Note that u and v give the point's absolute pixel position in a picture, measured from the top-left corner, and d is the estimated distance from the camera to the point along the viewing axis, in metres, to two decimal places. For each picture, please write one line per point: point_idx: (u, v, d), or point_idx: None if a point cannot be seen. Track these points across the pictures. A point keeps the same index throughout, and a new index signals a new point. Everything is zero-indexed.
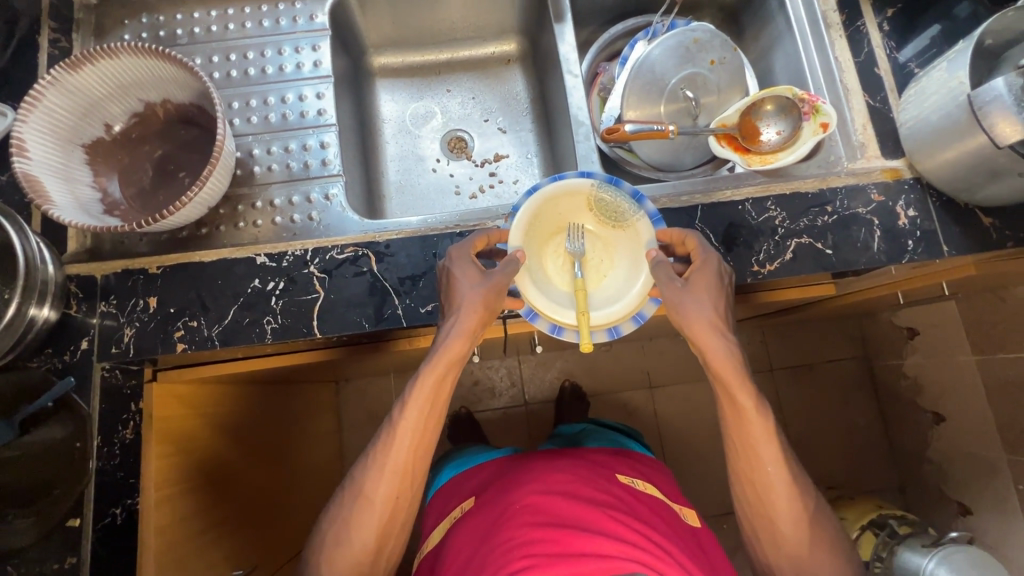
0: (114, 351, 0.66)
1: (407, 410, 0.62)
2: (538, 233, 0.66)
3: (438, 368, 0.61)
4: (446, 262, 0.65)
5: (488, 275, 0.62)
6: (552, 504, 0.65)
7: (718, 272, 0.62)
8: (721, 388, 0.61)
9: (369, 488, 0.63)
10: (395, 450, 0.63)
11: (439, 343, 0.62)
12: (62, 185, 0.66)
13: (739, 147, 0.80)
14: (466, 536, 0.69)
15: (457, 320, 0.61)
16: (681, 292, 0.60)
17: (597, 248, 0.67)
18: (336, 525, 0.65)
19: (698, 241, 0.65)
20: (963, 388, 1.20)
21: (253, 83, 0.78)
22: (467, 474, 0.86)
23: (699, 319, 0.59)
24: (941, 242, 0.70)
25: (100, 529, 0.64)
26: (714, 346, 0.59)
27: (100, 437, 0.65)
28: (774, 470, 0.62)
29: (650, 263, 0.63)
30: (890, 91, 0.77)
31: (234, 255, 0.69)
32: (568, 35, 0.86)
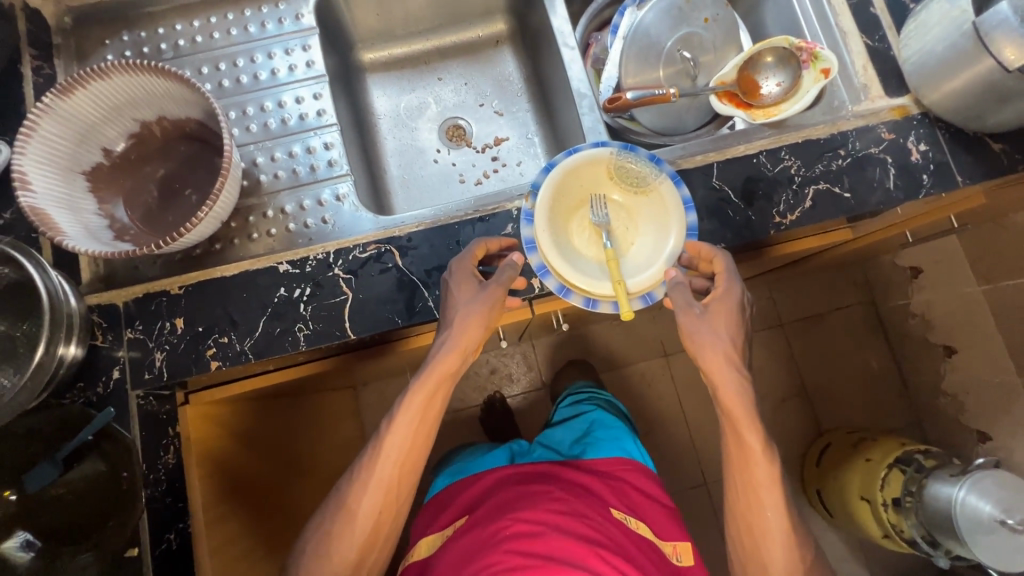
0: (147, 377, 0.65)
1: (392, 429, 0.63)
2: (562, 207, 0.66)
3: (428, 384, 0.62)
4: (446, 274, 0.65)
5: (485, 284, 0.62)
6: (543, 534, 0.68)
7: (738, 304, 0.63)
8: (726, 422, 0.61)
9: (352, 501, 0.64)
10: (380, 466, 0.63)
11: (428, 359, 0.61)
12: (69, 216, 0.65)
13: (741, 103, 0.80)
14: (454, 554, 0.71)
15: (452, 332, 0.61)
16: (700, 320, 0.61)
17: (621, 217, 0.67)
18: (317, 536, 0.65)
19: (726, 263, 0.64)
20: (973, 318, 1.22)
21: (247, 90, 0.76)
22: (464, 484, 0.84)
23: (715, 347, 0.60)
24: (955, 173, 0.71)
25: (158, 556, 0.63)
26: (725, 380, 0.60)
27: (145, 465, 0.65)
28: (773, 513, 0.61)
29: (668, 283, 0.63)
30: (888, 29, 0.77)
31: (254, 266, 0.67)
32: (560, 8, 0.85)
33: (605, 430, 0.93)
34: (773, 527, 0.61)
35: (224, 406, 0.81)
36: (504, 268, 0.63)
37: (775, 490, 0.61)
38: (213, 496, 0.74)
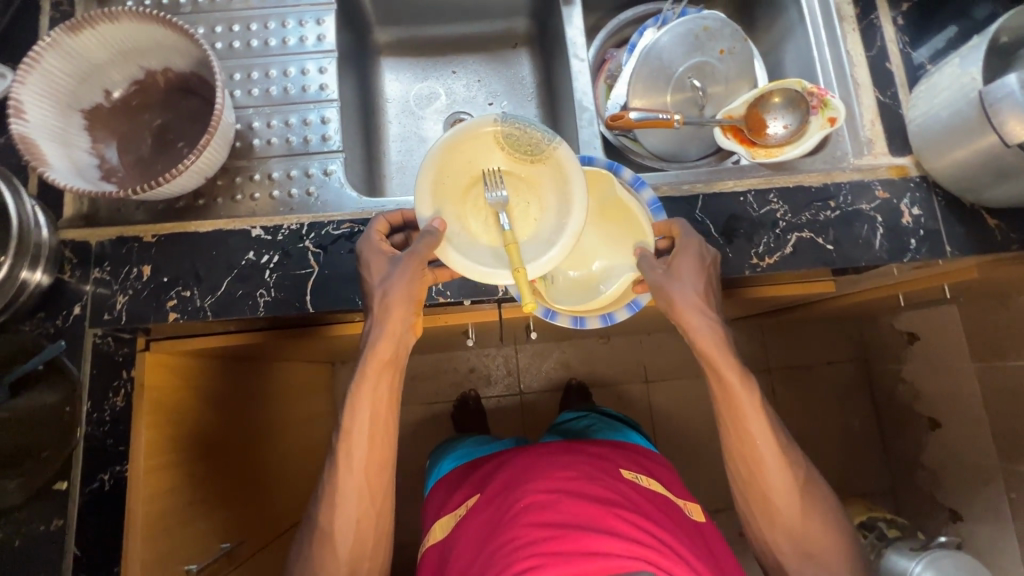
0: (106, 317, 0.66)
1: (354, 423, 0.61)
2: (450, 190, 0.57)
3: (373, 369, 0.60)
4: (362, 264, 0.63)
5: (394, 261, 0.60)
6: (556, 504, 0.66)
7: (698, 257, 0.63)
8: (707, 367, 0.62)
9: (336, 498, 0.62)
10: (351, 457, 0.61)
11: (366, 348, 0.61)
12: (58, 149, 0.66)
13: (745, 140, 0.79)
14: (470, 535, 0.70)
15: (382, 325, 0.60)
16: (663, 276, 0.60)
17: (521, 191, 0.58)
18: (313, 536, 0.62)
19: (681, 228, 0.65)
20: (961, 395, 1.19)
21: (256, 55, 0.77)
22: (471, 468, 0.87)
23: (685, 299, 0.60)
24: (945, 242, 0.69)
25: (88, 493, 0.65)
26: (697, 327, 0.60)
27: (90, 403, 0.66)
28: (764, 444, 0.62)
29: (637, 261, 0.63)
30: (901, 87, 0.75)
31: (229, 226, 0.68)
32: (577, 18, 0.84)
33: (611, 426, 0.95)
34: (763, 451, 0.62)
35: (195, 360, 0.80)
36: (421, 237, 0.54)
37: (759, 424, 0.62)
38: (167, 442, 0.73)
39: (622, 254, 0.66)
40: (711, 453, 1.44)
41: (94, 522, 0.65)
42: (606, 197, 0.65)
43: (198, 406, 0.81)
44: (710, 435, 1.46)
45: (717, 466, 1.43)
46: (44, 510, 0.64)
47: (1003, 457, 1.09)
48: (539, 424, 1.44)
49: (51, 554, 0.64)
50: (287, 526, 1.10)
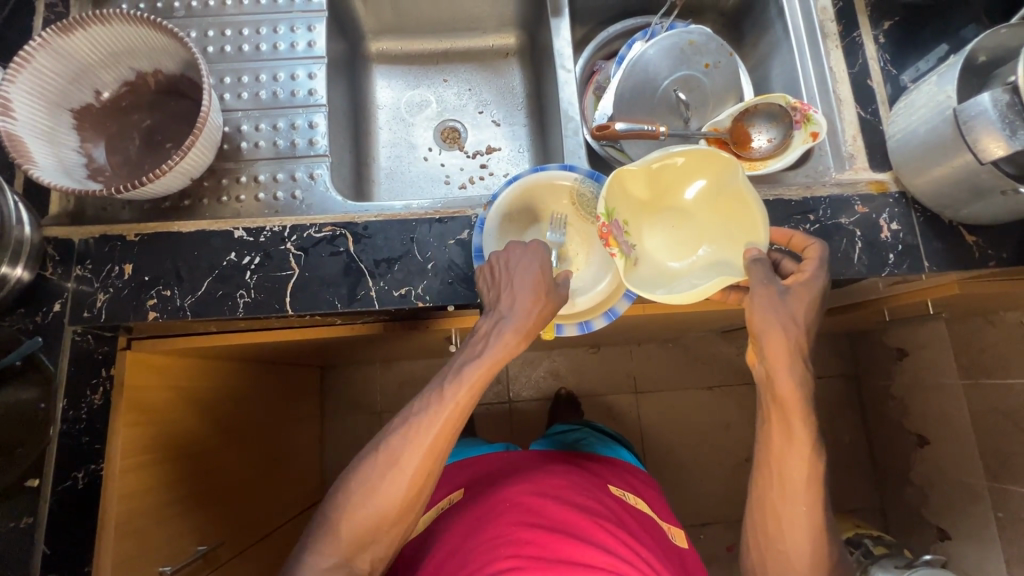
0: (85, 315, 0.66)
1: (458, 392, 0.59)
2: (517, 220, 0.70)
3: (495, 361, 0.59)
4: (524, 249, 0.63)
5: (559, 282, 0.63)
6: (541, 509, 0.66)
7: (817, 294, 0.60)
8: (775, 412, 0.58)
9: (404, 459, 0.59)
10: (438, 428, 0.59)
11: (497, 331, 0.59)
12: (46, 147, 0.67)
13: (729, 152, 0.79)
14: (452, 528, 0.69)
15: (528, 316, 0.60)
16: (775, 299, 0.57)
17: (575, 239, 0.71)
18: (361, 489, 0.59)
19: (819, 251, 0.62)
20: (950, 412, 1.19)
21: (247, 59, 0.78)
22: (457, 466, 0.86)
23: (780, 333, 0.56)
24: (923, 258, 0.70)
25: (60, 491, 0.65)
26: (785, 370, 0.56)
27: (66, 400, 0.66)
28: (807, 509, 0.59)
29: (747, 260, 0.60)
30: (881, 104, 0.76)
31: (211, 227, 0.69)
32: (565, 31, 0.85)
33: (603, 442, 0.93)
34: (801, 515, 0.58)
35: (186, 362, 0.80)
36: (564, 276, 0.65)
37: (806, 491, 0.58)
38: (146, 442, 0.73)
39: (731, 251, 0.63)
40: (699, 465, 1.44)
41: (64, 521, 0.65)
42: (727, 185, 0.63)
43: (182, 408, 0.81)
44: (698, 447, 1.45)
45: (704, 479, 1.43)
46: (14, 507, 0.64)
47: (990, 476, 1.09)
48: (527, 432, 1.43)
49: (20, 550, 0.64)
50: (270, 530, 1.09)
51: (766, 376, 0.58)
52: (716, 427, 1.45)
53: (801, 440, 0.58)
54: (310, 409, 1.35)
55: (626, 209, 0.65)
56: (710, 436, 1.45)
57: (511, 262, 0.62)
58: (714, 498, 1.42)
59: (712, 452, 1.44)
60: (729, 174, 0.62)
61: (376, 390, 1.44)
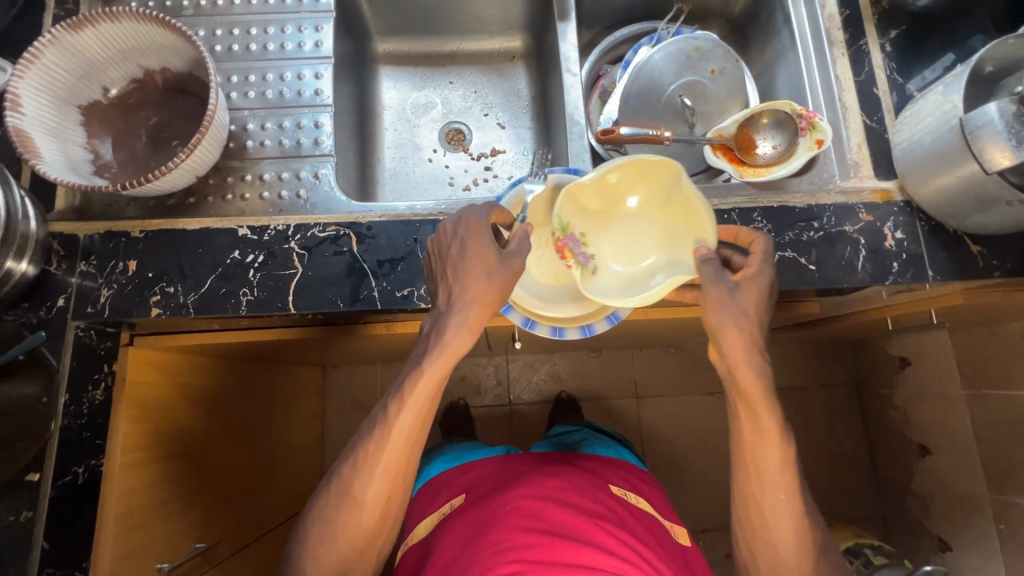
0: (89, 310, 0.66)
1: (404, 407, 0.58)
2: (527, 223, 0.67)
3: (438, 366, 0.56)
4: (461, 231, 0.58)
5: (503, 254, 0.57)
6: (543, 512, 0.66)
7: (767, 288, 0.59)
8: (741, 405, 0.58)
9: (359, 487, 0.59)
10: (388, 449, 0.58)
11: (437, 336, 0.56)
12: (53, 143, 0.67)
13: (734, 158, 0.79)
14: (455, 533, 0.69)
15: (467, 313, 0.56)
16: (729, 297, 0.56)
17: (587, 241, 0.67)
18: (323, 522, 0.60)
19: (764, 246, 0.62)
20: (952, 422, 1.18)
21: (254, 58, 0.78)
22: (458, 470, 0.86)
23: (737, 327, 0.56)
24: (927, 266, 0.70)
25: (60, 486, 0.66)
26: (744, 364, 0.56)
27: (67, 395, 0.67)
28: (784, 497, 0.59)
29: (697, 261, 0.57)
30: (887, 112, 0.76)
31: (216, 225, 0.69)
32: (571, 34, 0.85)
33: (604, 442, 0.93)
34: (781, 504, 0.59)
35: (186, 359, 0.81)
36: (519, 242, 0.58)
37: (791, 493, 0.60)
38: (147, 439, 0.73)
39: (682, 256, 0.59)
40: (700, 471, 1.43)
41: (64, 516, 0.65)
42: (671, 189, 0.59)
43: (183, 405, 0.81)
44: (698, 453, 1.44)
45: (705, 485, 1.42)
46: (14, 502, 0.64)
47: (992, 487, 1.09)
48: (527, 435, 1.43)
49: (19, 545, 0.64)
50: (268, 529, 1.09)
51: (727, 370, 0.58)
52: (717, 434, 1.45)
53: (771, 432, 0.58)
54: (310, 408, 1.35)
55: (576, 217, 0.61)
56: (711, 443, 1.44)
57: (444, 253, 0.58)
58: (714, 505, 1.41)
59: (713, 459, 1.43)
60: (672, 178, 0.58)
61: (377, 390, 1.44)
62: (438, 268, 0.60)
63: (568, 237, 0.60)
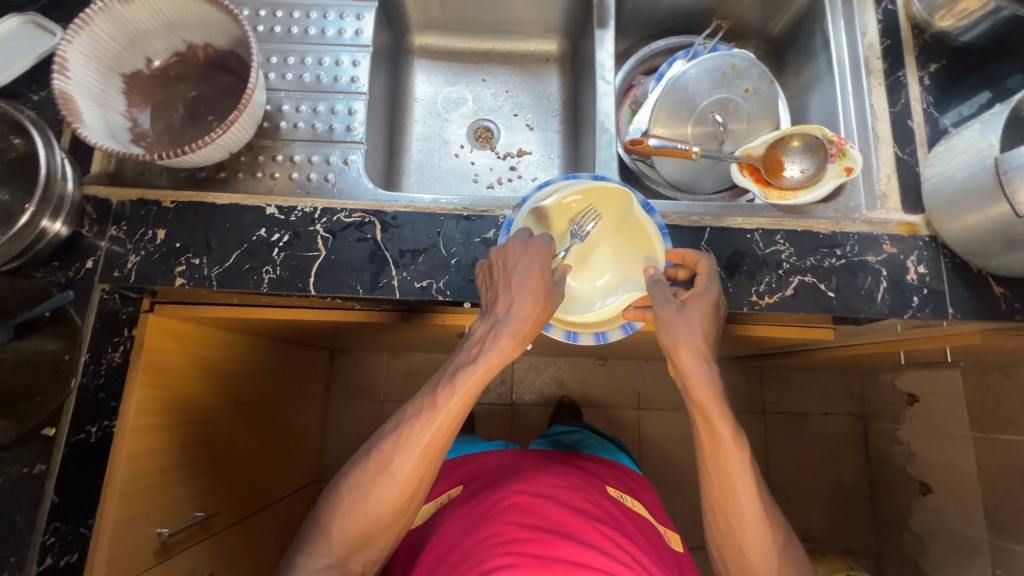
0: (116, 275, 0.68)
1: (453, 397, 0.59)
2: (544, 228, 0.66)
3: (493, 360, 0.58)
4: (529, 247, 0.59)
5: (557, 283, 0.60)
6: (539, 509, 0.66)
7: (715, 303, 0.61)
8: (698, 415, 0.58)
9: (397, 464, 0.60)
10: (431, 432, 0.59)
11: (495, 331, 0.58)
12: (94, 109, 0.68)
13: (761, 179, 0.79)
14: (452, 525, 0.70)
15: (524, 323, 0.58)
16: (674, 313, 0.58)
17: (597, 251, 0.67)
18: (353, 491, 0.62)
19: (708, 266, 0.64)
20: (957, 463, 1.16)
21: (294, 41, 0.80)
22: (458, 462, 0.87)
23: (686, 340, 0.57)
24: (948, 303, 0.69)
25: (72, 444, 0.67)
26: (694, 373, 0.57)
27: (89, 355, 0.68)
28: (746, 500, 0.59)
29: (646, 280, 0.62)
30: (920, 145, 0.76)
31: (245, 202, 0.70)
32: (608, 42, 0.85)
33: (601, 446, 0.93)
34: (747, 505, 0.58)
35: (201, 330, 0.82)
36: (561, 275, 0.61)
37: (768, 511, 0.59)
38: (158, 403, 0.75)
39: (629, 271, 0.65)
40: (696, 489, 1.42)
41: (72, 475, 0.66)
42: (625, 214, 0.65)
43: (196, 375, 0.83)
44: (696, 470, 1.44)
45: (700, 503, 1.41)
46: (27, 455, 0.65)
47: (993, 532, 1.07)
48: (526, 436, 1.43)
49: (28, 496, 0.65)
50: (265, 504, 1.11)
51: (681, 381, 0.58)
52: None
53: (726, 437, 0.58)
54: (315, 390, 1.37)
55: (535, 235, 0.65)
56: None
57: (512, 261, 0.59)
58: None
59: None
60: (625, 205, 0.64)
61: (381, 378, 1.45)
62: (495, 269, 0.61)
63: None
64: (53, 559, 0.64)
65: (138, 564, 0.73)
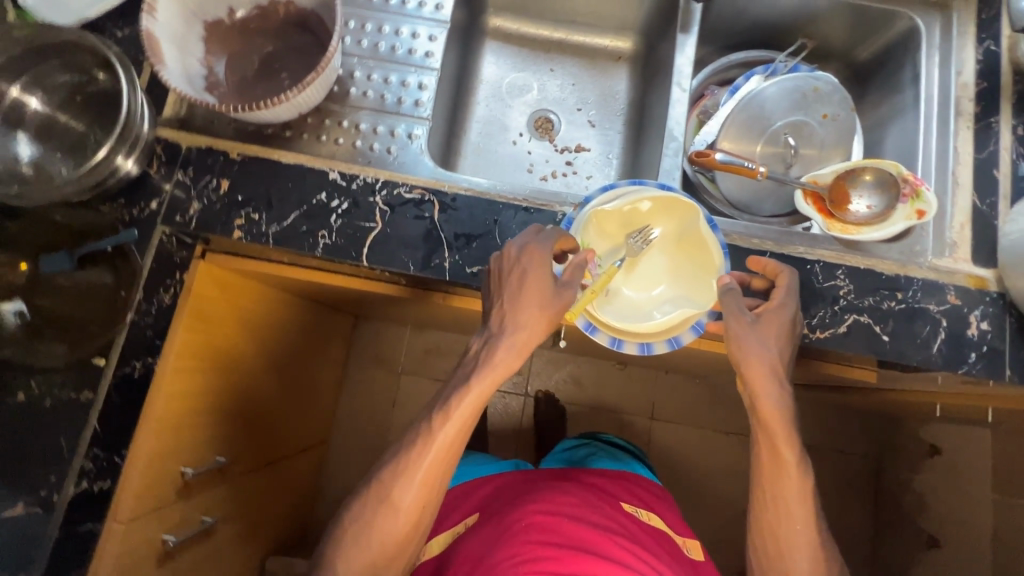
0: (177, 219, 0.69)
1: (447, 423, 0.60)
2: (604, 231, 0.65)
3: (488, 382, 0.58)
4: (523, 258, 0.59)
5: (559, 285, 0.59)
6: (558, 526, 0.68)
7: (790, 319, 0.61)
8: (765, 438, 0.60)
9: (397, 495, 0.62)
10: (428, 461, 0.61)
11: (487, 354, 0.59)
12: (175, 53, 0.69)
13: (824, 210, 0.77)
14: (473, 546, 0.70)
15: (519, 335, 0.58)
16: (748, 329, 0.59)
17: (652, 263, 0.66)
18: (358, 525, 0.63)
19: (789, 280, 0.64)
20: (972, 522, 1.14)
21: (373, 8, 0.79)
22: (472, 486, 0.86)
23: (760, 359, 0.58)
24: (1006, 364, 0.67)
25: (118, 378, 0.68)
26: (767, 394, 0.58)
27: (142, 292, 0.69)
28: (802, 529, 0.60)
29: (720, 288, 0.61)
30: (1001, 198, 0.73)
31: (309, 164, 0.71)
32: (689, 47, 0.83)
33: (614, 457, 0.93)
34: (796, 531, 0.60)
35: (245, 282, 0.84)
36: (573, 273, 0.60)
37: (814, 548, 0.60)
38: (199, 349, 0.77)
39: (684, 284, 0.64)
40: (697, 505, 1.42)
41: (115, 404, 0.69)
42: (687, 229, 0.64)
43: (233, 326, 0.84)
44: (701, 487, 1.43)
45: (699, 520, 1.41)
46: (72, 380, 0.67)
47: None
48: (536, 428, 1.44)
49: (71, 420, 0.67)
50: (278, 458, 1.13)
51: (749, 399, 0.59)
52: (724, 475, 1.43)
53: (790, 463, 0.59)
54: (337, 354, 1.39)
55: (594, 236, 0.64)
56: (716, 482, 1.42)
57: (507, 270, 0.59)
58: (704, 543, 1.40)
59: (714, 498, 1.42)
60: (690, 219, 0.63)
61: (403, 351, 1.47)
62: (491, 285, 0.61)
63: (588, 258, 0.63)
64: (88, 484, 0.67)
65: (160, 496, 0.75)
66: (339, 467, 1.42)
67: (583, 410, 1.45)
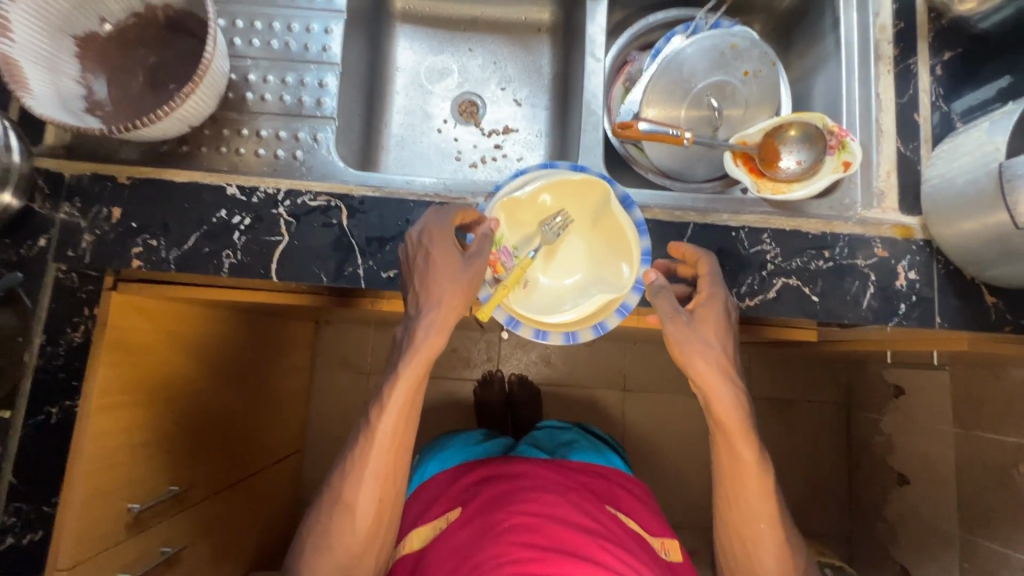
0: (70, 254, 0.65)
1: (384, 416, 0.61)
2: (516, 221, 0.62)
3: (417, 367, 0.59)
4: (424, 240, 0.60)
5: (467, 258, 0.59)
6: (543, 527, 0.64)
7: (724, 308, 0.61)
8: (719, 433, 0.61)
9: (348, 495, 0.62)
10: (373, 456, 0.62)
11: (411, 339, 0.59)
12: (43, 74, 0.64)
13: (754, 169, 0.73)
14: (450, 550, 0.66)
15: (436, 313, 0.58)
16: (688, 328, 0.59)
17: (569, 249, 0.64)
18: (315, 531, 0.64)
19: (709, 266, 0.63)
20: (936, 459, 1.16)
21: (262, 3, 0.74)
22: (456, 475, 0.81)
23: (707, 358, 0.58)
24: (936, 312, 0.67)
25: (32, 425, 0.66)
26: (720, 393, 0.59)
27: (45, 336, 0.67)
28: (768, 529, 0.62)
29: (651, 287, 0.60)
30: (924, 142, 0.71)
31: (205, 180, 0.67)
32: (600, 16, 0.80)
33: (592, 448, 0.89)
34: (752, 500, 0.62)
35: (172, 307, 0.80)
36: (480, 243, 0.59)
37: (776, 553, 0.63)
38: (131, 382, 0.74)
39: (604, 269, 0.62)
40: (674, 470, 1.43)
41: (34, 453, 0.66)
42: (600, 209, 0.62)
43: (167, 350, 0.80)
44: (679, 453, 1.44)
45: (679, 484, 1.43)
46: None
47: (964, 526, 1.07)
48: None
49: None
50: (245, 474, 1.10)
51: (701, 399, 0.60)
52: (698, 438, 1.44)
53: (749, 463, 0.61)
54: (300, 362, 1.36)
55: (505, 226, 0.62)
56: (691, 445, 1.44)
57: (422, 258, 0.60)
58: (685, 506, 1.42)
59: (691, 461, 1.44)
60: (601, 198, 0.61)
61: (367, 352, 1.44)
62: (407, 278, 0.62)
63: (501, 249, 0.61)
64: (16, 537, 0.66)
65: (104, 538, 0.73)
66: (316, 476, 1.41)
67: (554, 389, 1.44)
